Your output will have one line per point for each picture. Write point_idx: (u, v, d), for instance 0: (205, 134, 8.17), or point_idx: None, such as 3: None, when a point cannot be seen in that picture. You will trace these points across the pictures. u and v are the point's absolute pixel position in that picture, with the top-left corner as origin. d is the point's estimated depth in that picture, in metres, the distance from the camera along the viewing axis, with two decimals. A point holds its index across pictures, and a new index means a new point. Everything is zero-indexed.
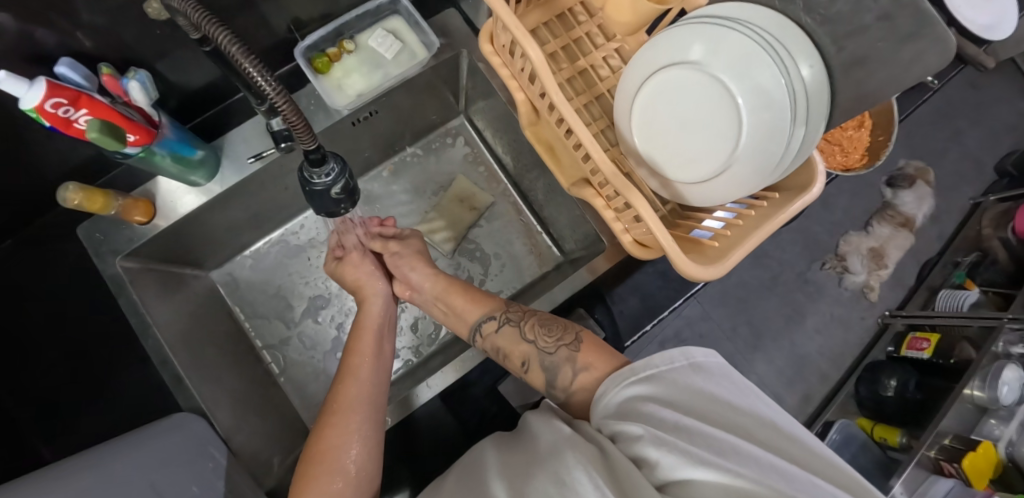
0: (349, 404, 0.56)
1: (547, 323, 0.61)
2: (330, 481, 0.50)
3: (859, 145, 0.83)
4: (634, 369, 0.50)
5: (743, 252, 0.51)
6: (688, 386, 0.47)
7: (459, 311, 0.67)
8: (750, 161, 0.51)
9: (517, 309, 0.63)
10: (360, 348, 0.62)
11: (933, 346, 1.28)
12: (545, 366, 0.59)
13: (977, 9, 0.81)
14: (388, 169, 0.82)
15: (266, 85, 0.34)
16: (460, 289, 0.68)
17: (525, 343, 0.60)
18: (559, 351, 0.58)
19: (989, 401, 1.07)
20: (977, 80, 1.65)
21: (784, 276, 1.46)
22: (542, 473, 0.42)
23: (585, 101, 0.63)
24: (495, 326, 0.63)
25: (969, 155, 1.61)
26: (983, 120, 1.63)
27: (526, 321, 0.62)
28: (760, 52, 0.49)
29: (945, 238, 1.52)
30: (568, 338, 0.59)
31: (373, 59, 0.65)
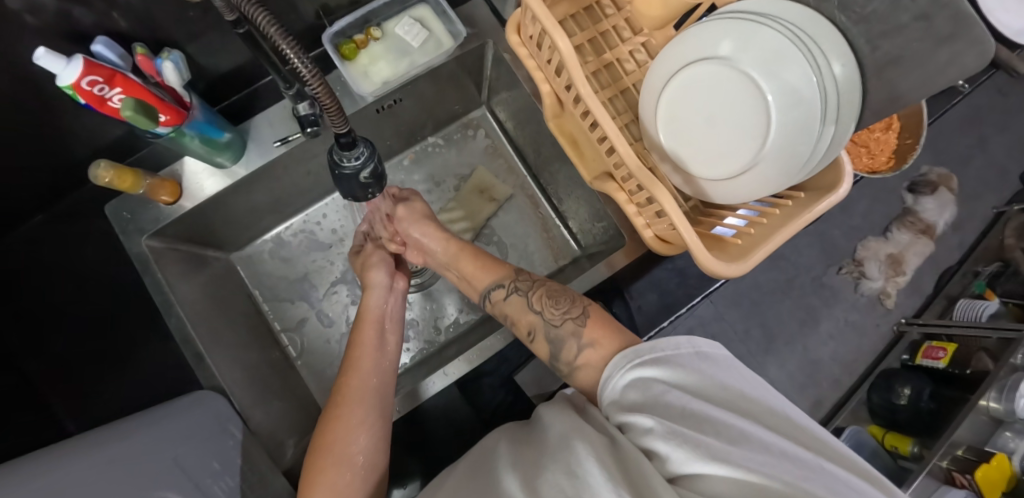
0: (354, 397, 0.56)
1: (557, 294, 0.60)
2: (340, 473, 0.51)
3: (887, 147, 0.81)
4: (641, 351, 0.50)
5: (765, 251, 0.51)
6: (698, 373, 0.46)
7: (469, 276, 0.68)
8: (777, 159, 0.51)
9: (527, 279, 0.63)
10: (363, 337, 0.62)
11: (949, 356, 1.27)
12: (549, 338, 0.58)
13: (1012, 13, 0.79)
14: (410, 157, 0.82)
15: (302, 68, 0.35)
16: (472, 254, 0.68)
17: (532, 313, 0.60)
18: (566, 324, 0.57)
19: (1005, 413, 1.08)
20: (1006, 86, 1.61)
21: (800, 279, 1.44)
22: (553, 462, 0.43)
23: (610, 94, 0.63)
24: (503, 294, 0.63)
25: (994, 163, 1.58)
26: (1010, 128, 1.60)
27: (534, 291, 0.62)
28: (792, 50, 0.49)
29: (965, 246, 1.50)
30: (575, 311, 0.58)
31: (399, 46, 0.64)
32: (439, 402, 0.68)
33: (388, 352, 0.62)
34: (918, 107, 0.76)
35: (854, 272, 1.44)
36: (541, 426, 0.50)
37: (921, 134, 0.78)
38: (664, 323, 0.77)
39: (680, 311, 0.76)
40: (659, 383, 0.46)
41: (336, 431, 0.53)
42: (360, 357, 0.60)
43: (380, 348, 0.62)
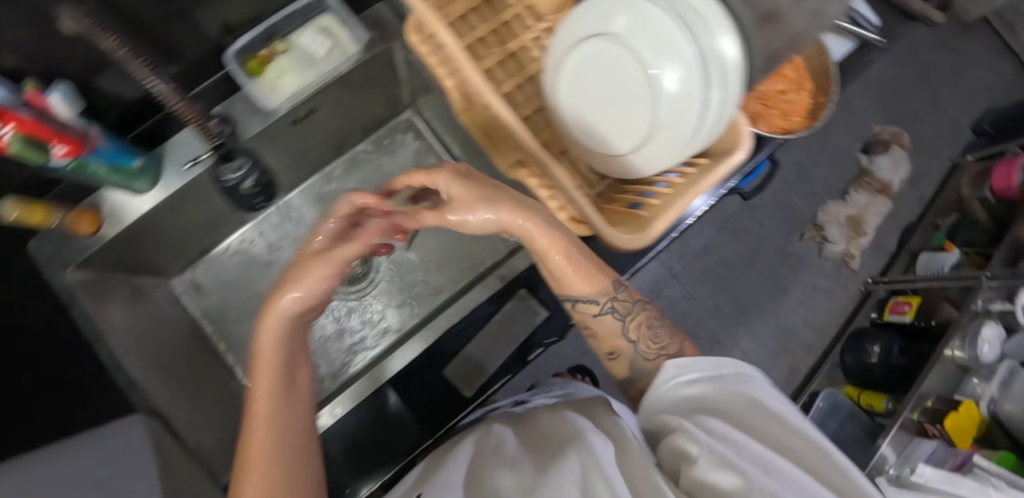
0: (259, 457, 0.47)
1: (653, 323, 0.60)
2: None
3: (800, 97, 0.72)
4: (689, 368, 0.55)
5: (662, 227, 0.52)
6: (736, 393, 0.51)
7: (566, 282, 0.57)
8: (669, 130, 0.51)
9: (626, 300, 0.59)
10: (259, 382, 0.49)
11: (914, 309, 1.30)
12: (635, 365, 0.59)
13: None
14: (340, 166, 0.82)
15: (169, 98, 0.54)
16: (570, 264, 0.54)
17: (625, 340, 0.59)
18: (658, 358, 0.58)
19: (970, 360, 1.14)
20: (949, 41, 1.64)
21: (765, 250, 1.44)
22: (558, 460, 0.47)
23: (518, 82, 0.64)
24: (595, 311, 0.58)
25: (946, 117, 1.60)
26: (959, 83, 1.63)
27: (630, 317, 0.59)
28: (671, 22, 0.48)
29: (924, 202, 1.53)
30: (672, 349, 0.58)
31: (306, 57, 0.65)
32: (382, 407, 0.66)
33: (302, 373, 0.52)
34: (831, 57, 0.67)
35: (816, 237, 1.45)
36: (545, 430, 0.59)
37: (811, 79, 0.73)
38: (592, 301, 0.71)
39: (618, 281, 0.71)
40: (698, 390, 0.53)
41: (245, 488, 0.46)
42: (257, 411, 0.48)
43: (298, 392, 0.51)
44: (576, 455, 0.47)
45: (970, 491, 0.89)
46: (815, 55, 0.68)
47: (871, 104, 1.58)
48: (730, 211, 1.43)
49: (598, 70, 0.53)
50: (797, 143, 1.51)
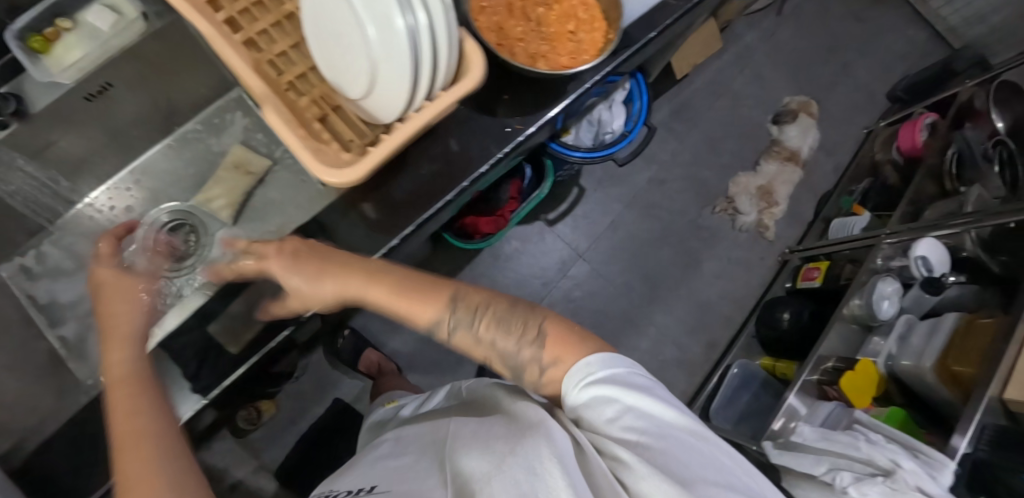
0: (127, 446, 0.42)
1: (507, 318, 0.49)
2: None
3: (591, 49, 0.65)
4: (613, 369, 0.42)
5: (378, 160, 0.51)
6: (670, 402, 0.41)
7: (401, 311, 0.50)
8: (386, 63, 0.50)
9: (467, 302, 0.50)
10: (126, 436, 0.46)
11: (823, 274, 1.27)
12: (507, 364, 0.48)
13: None
14: (169, 146, 0.83)
15: None
16: (397, 296, 0.50)
17: (485, 347, 0.49)
18: (522, 352, 0.46)
19: (868, 315, 1.10)
20: (860, 11, 1.63)
21: (676, 225, 1.41)
22: (517, 444, 0.37)
23: (292, 42, 0.65)
24: (448, 331, 0.49)
25: (860, 85, 1.59)
26: (873, 51, 1.61)
27: (479, 322, 0.49)
28: None
29: (840, 170, 1.52)
30: (525, 338, 0.46)
31: (90, 31, 0.67)
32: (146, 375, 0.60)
33: (170, 411, 0.47)
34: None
35: (728, 210, 1.43)
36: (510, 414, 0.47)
37: (604, 73, 0.69)
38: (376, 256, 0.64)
39: (404, 231, 0.65)
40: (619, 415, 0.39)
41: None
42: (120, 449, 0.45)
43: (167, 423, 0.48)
44: (539, 442, 0.37)
45: (842, 446, 0.85)
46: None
47: (783, 74, 1.56)
48: (638, 189, 1.41)
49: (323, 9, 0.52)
50: (705, 119, 1.49)
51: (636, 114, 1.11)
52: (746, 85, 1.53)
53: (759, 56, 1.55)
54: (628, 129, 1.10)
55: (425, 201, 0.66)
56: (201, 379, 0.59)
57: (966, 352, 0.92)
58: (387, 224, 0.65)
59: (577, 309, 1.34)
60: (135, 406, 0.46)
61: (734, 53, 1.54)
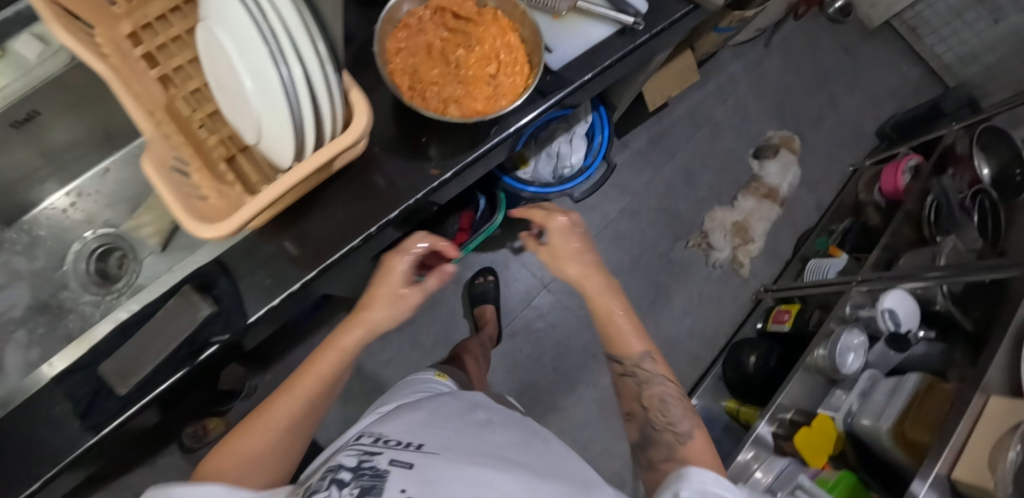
0: (300, 391, 0.59)
1: (668, 401, 0.65)
2: (256, 438, 0.55)
3: (508, 94, 0.62)
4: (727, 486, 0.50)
5: (255, 212, 0.49)
6: None
7: (611, 332, 0.68)
8: (267, 112, 0.48)
9: (647, 372, 0.67)
10: (314, 361, 0.62)
11: (793, 318, 1.23)
12: (643, 432, 0.64)
13: None
14: (108, 169, 0.83)
15: None
16: (613, 319, 0.67)
17: (638, 406, 0.66)
18: (664, 432, 0.62)
19: (832, 369, 1.03)
20: (851, 45, 1.59)
21: (645, 258, 1.38)
22: None
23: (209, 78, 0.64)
24: (619, 369, 0.67)
25: (847, 120, 1.55)
26: (862, 85, 1.58)
27: (651, 386, 0.66)
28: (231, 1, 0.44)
29: (822, 207, 1.47)
30: (682, 426, 0.62)
31: (21, 59, 0.66)
32: (29, 412, 0.59)
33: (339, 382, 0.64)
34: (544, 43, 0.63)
35: (701, 245, 1.40)
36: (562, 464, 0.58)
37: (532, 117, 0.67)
38: (275, 302, 0.63)
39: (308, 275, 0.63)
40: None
41: (259, 431, 0.56)
42: (315, 365, 0.61)
43: (342, 368, 0.63)
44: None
45: None
46: (531, 37, 0.64)
47: (767, 107, 1.52)
48: (608, 220, 1.38)
49: (207, 55, 0.51)
50: (682, 150, 1.45)
51: (597, 147, 1.08)
52: (728, 117, 1.49)
53: (743, 88, 1.51)
54: (586, 164, 1.07)
55: (333, 244, 0.64)
56: (90, 419, 0.59)
57: (925, 417, 0.88)
58: (294, 265, 0.64)
59: (538, 340, 1.31)
60: (337, 362, 0.62)
61: (717, 83, 1.50)
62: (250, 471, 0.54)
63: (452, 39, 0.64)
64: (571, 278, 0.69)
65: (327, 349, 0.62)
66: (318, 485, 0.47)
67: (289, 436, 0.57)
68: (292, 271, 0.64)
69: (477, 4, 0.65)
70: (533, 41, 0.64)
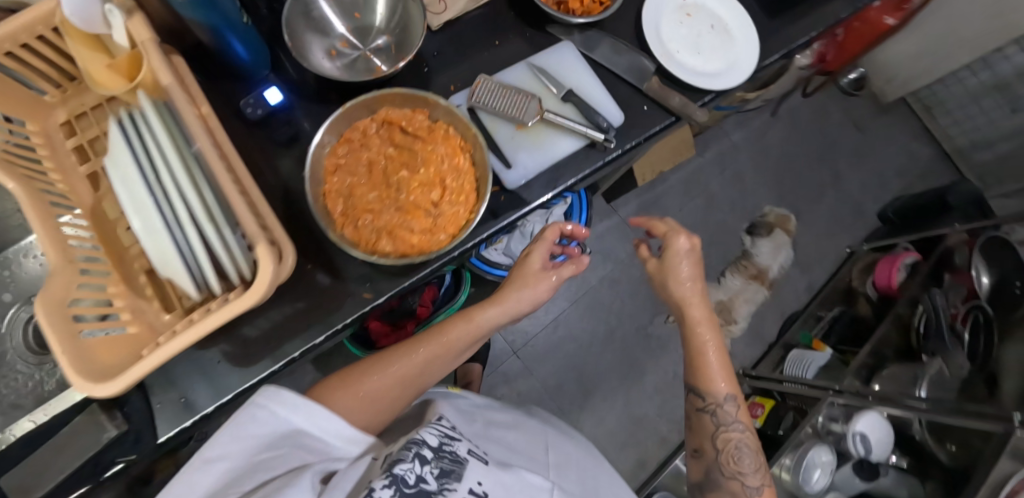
0: (434, 346, 0.64)
1: (743, 450, 0.68)
2: (377, 381, 0.59)
3: (448, 226, 0.58)
4: None
5: (139, 367, 0.47)
6: None
7: (710, 369, 0.68)
8: (160, 260, 0.47)
9: (732, 411, 0.69)
10: (445, 327, 0.66)
11: (765, 414, 1.18)
12: (711, 471, 0.69)
13: (722, 45, 0.79)
14: None
15: None
16: (712, 357, 0.68)
17: (712, 443, 0.69)
18: (730, 481, 0.67)
19: (796, 487, 0.98)
20: (861, 119, 1.53)
21: (621, 330, 1.34)
22: None
23: None
24: (701, 405, 0.69)
25: (848, 199, 1.49)
26: (868, 163, 1.51)
27: (730, 428, 0.68)
28: (122, 157, 0.46)
29: (813, 290, 1.41)
30: (753, 482, 0.67)
31: None
32: None
33: (452, 361, 0.68)
34: (492, 174, 0.59)
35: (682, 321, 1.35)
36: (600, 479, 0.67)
37: (473, 245, 0.62)
38: (187, 424, 0.61)
39: (222, 400, 0.62)
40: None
41: (379, 377, 0.59)
42: (444, 333, 0.65)
43: (462, 345, 0.67)
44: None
45: None
46: (481, 164, 0.60)
47: (765, 179, 1.46)
48: (588, 287, 1.34)
49: None
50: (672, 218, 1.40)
51: None
52: (724, 187, 1.43)
53: (743, 157, 1.46)
54: None
55: (255, 364, 0.63)
56: None
57: None
58: (214, 383, 0.63)
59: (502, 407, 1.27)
60: (460, 342, 0.66)
61: (716, 152, 1.45)
62: (357, 410, 0.57)
63: (397, 156, 0.59)
64: (688, 291, 0.69)
65: (461, 318, 0.67)
66: (402, 454, 0.47)
67: (401, 391, 0.61)
68: (216, 387, 0.63)
69: (429, 117, 0.60)
70: (481, 167, 0.59)
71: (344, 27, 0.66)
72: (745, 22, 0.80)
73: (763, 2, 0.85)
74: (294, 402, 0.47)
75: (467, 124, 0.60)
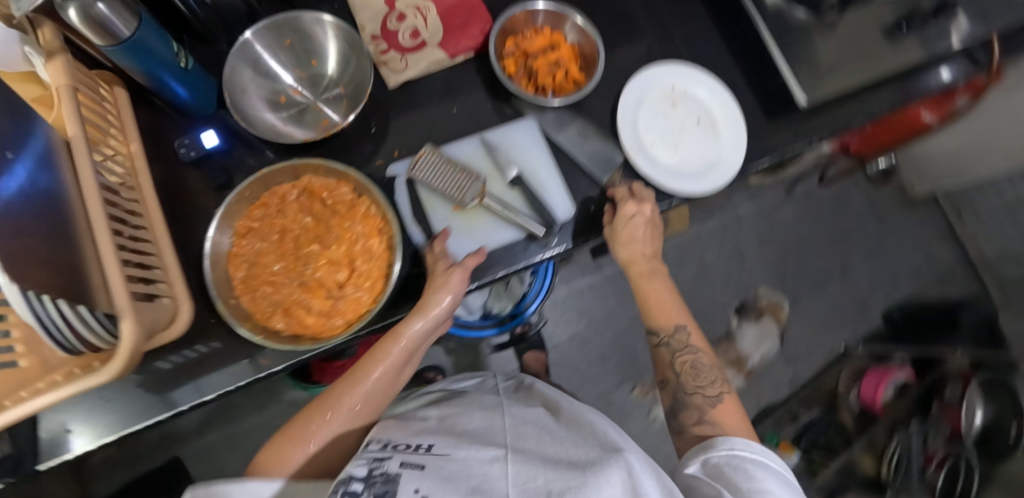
0: (369, 360, 0.57)
1: (700, 369, 0.64)
2: (321, 423, 0.55)
3: (348, 311, 0.55)
4: (725, 450, 0.56)
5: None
6: (750, 471, 0.53)
7: (651, 306, 0.68)
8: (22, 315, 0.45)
9: (683, 338, 0.65)
10: (377, 352, 0.57)
11: None
12: (675, 397, 0.64)
13: (702, 141, 0.73)
14: None
15: None
16: (658, 296, 0.68)
17: (673, 374, 0.65)
18: (694, 396, 0.63)
19: None
20: (882, 210, 1.43)
21: (584, 392, 1.28)
22: (597, 469, 0.47)
23: None
24: (655, 342, 0.67)
25: (854, 293, 1.38)
26: (881, 258, 1.41)
27: (685, 353, 0.65)
28: None
29: (798, 384, 1.31)
30: (711, 391, 0.62)
31: None
32: None
33: (399, 375, 0.60)
34: (399, 264, 0.56)
35: (648, 393, 1.29)
36: (575, 428, 0.60)
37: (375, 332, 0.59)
38: (67, 456, 0.59)
39: (102, 440, 0.59)
40: (766, 492, 0.51)
41: (329, 418, 0.55)
42: (376, 350, 0.57)
43: (403, 359, 0.58)
44: (619, 470, 0.47)
45: None
46: (382, 252, 0.57)
47: (766, 260, 1.37)
48: (556, 342, 1.28)
49: None
50: None
51: (532, 297, 1.03)
52: (721, 261, 1.35)
53: (747, 232, 1.38)
54: (515, 312, 1.04)
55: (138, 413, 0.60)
56: None
57: None
58: (94, 422, 0.60)
59: None
60: (396, 357, 0.57)
61: (720, 222, 1.37)
62: (311, 461, 0.53)
63: (315, 226, 0.57)
64: (643, 234, 0.65)
65: (391, 338, 0.57)
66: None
67: (353, 424, 0.57)
68: (95, 424, 0.60)
69: (353, 190, 0.57)
70: (386, 252, 0.57)
71: (292, 78, 0.64)
72: (738, 122, 0.73)
73: (763, 102, 0.77)
74: (220, 489, 0.47)
75: (388, 205, 0.57)
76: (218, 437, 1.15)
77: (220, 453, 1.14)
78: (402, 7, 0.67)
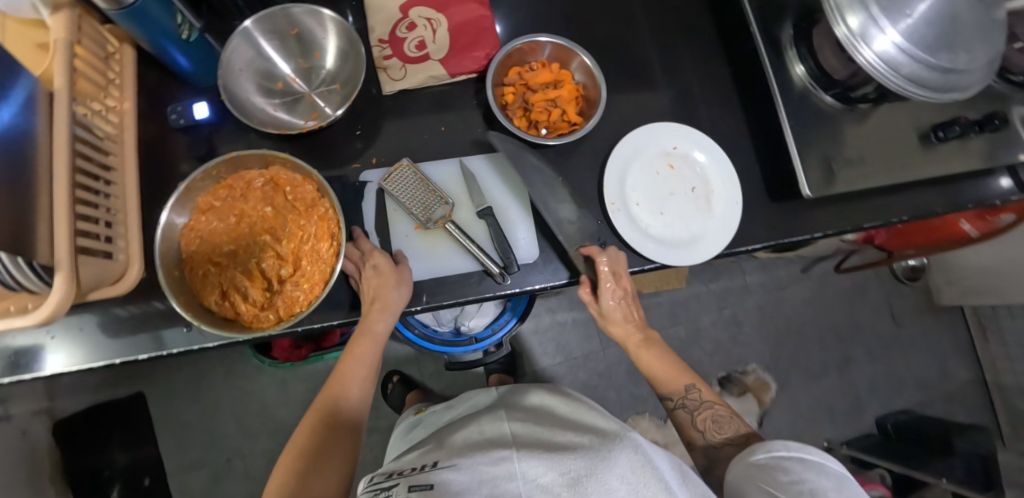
0: (352, 359, 0.59)
1: (721, 420, 0.61)
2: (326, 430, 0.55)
3: (281, 308, 0.55)
4: (767, 451, 0.50)
5: None
6: (798, 470, 0.46)
7: (650, 370, 0.66)
8: None
9: (695, 394, 0.63)
10: (352, 352, 0.59)
11: None
12: (707, 453, 0.61)
13: (691, 211, 0.69)
14: None
15: None
16: (660, 359, 0.65)
17: (696, 433, 0.62)
18: (726, 447, 0.59)
19: None
20: (901, 312, 1.34)
21: None
22: (608, 452, 0.47)
23: None
24: (670, 405, 0.64)
25: (850, 390, 1.31)
26: (889, 360, 1.32)
27: (703, 408, 0.62)
28: None
29: None
30: (734, 437, 0.60)
31: None
32: None
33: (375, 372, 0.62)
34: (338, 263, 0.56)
35: None
36: (573, 421, 0.59)
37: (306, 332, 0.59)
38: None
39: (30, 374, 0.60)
40: (806, 482, 0.45)
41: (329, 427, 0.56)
42: (353, 350, 0.59)
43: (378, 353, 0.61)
44: (627, 448, 0.47)
45: None
46: (329, 254, 0.57)
47: (763, 335, 1.31)
48: (528, 371, 1.26)
49: None
50: None
51: (500, 325, 1.03)
52: (715, 326, 1.30)
53: (749, 303, 1.32)
54: (479, 336, 1.02)
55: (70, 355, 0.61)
56: None
57: None
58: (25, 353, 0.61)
59: None
60: (368, 352, 0.59)
61: (724, 286, 1.32)
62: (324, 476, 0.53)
63: (276, 214, 0.58)
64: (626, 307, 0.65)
65: (361, 337, 0.58)
66: None
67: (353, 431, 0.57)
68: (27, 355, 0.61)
69: (317, 189, 0.58)
70: (331, 255, 0.57)
71: (290, 70, 0.66)
72: (735, 196, 0.69)
73: (770, 181, 0.73)
74: None
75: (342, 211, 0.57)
76: (182, 384, 1.18)
77: (179, 401, 1.18)
78: (414, 17, 0.66)
